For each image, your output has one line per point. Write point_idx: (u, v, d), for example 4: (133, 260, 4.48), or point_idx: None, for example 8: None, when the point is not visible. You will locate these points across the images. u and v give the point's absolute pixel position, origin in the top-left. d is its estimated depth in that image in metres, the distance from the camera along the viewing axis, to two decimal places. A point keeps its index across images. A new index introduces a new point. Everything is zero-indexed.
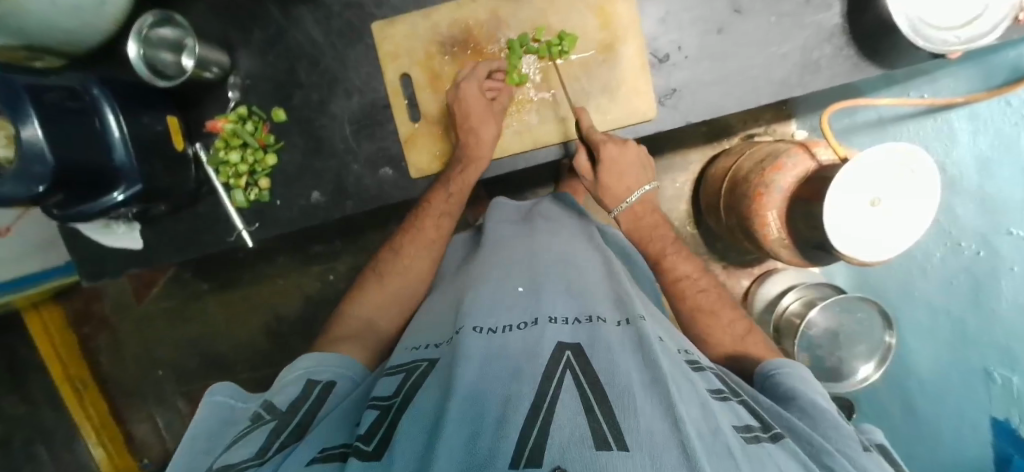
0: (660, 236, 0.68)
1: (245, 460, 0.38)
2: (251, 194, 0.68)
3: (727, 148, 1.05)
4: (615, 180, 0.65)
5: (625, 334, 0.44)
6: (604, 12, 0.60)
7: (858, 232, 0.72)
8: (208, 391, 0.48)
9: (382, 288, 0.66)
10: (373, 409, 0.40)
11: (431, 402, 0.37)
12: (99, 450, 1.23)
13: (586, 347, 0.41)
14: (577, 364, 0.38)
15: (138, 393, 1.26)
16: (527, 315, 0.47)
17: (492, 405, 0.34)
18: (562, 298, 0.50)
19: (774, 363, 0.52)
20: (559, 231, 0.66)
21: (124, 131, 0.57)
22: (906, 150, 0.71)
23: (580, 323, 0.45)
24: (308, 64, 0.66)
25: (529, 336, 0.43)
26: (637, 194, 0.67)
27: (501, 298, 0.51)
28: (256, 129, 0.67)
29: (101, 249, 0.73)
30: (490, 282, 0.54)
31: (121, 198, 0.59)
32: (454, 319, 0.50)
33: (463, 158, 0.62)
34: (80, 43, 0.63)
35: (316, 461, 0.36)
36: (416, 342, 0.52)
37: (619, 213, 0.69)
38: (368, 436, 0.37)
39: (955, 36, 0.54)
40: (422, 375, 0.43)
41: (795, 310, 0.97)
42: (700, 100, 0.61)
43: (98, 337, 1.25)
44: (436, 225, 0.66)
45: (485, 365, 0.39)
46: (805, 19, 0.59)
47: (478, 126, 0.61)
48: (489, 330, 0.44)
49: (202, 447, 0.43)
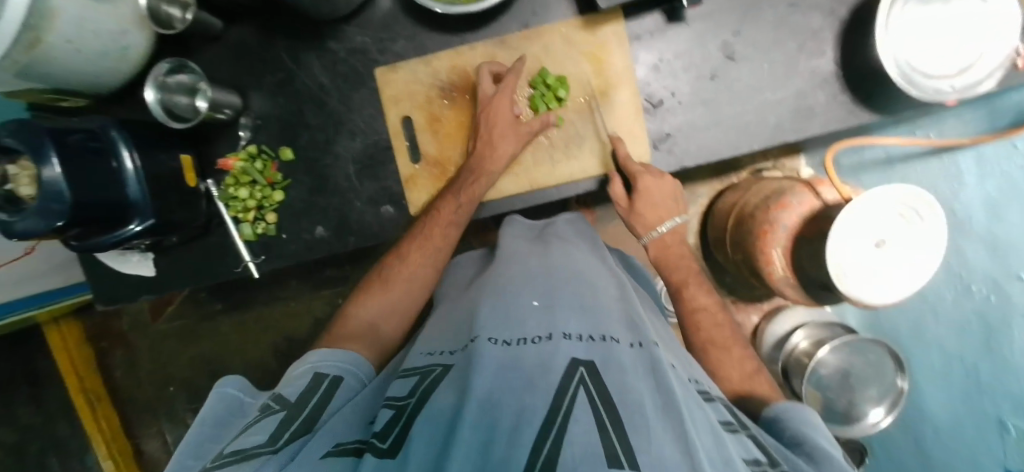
0: (686, 266, 0.66)
1: (256, 446, 0.39)
2: (258, 227, 0.71)
3: (733, 184, 1.04)
4: (649, 210, 0.63)
5: (638, 357, 0.43)
6: (597, 59, 0.62)
7: (861, 274, 0.70)
8: (217, 383, 0.51)
9: (384, 292, 0.65)
10: (389, 408, 0.40)
11: (447, 403, 0.37)
12: (108, 463, 1.26)
13: (599, 364, 0.39)
14: (591, 380, 0.37)
15: (150, 409, 1.29)
16: (542, 330, 0.45)
17: (506, 417, 0.33)
18: (578, 317, 0.48)
19: (779, 407, 0.49)
20: (575, 247, 0.66)
21: (138, 168, 0.60)
22: (909, 193, 0.70)
23: (593, 341, 0.43)
24: (315, 106, 0.69)
25: (543, 351, 0.41)
26: (668, 224, 0.65)
27: (515, 312, 0.49)
28: (265, 167, 0.70)
29: (115, 276, 0.76)
30: (503, 296, 0.52)
31: (137, 230, 0.62)
32: (466, 329, 0.50)
33: (473, 168, 0.62)
34: (105, 84, 0.67)
35: (331, 454, 0.36)
36: (431, 348, 0.52)
37: (649, 241, 0.67)
38: (385, 433, 0.37)
39: (951, 84, 0.55)
40: (437, 378, 0.43)
41: (805, 349, 0.94)
42: (694, 143, 0.62)
43: (114, 352, 1.29)
44: (442, 234, 0.64)
45: (500, 375, 0.37)
46: (798, 66, 0.60)
47: (499, 141, 0.61)
48: (504, 342, 0.43)
49: (212, 435, 0.45)
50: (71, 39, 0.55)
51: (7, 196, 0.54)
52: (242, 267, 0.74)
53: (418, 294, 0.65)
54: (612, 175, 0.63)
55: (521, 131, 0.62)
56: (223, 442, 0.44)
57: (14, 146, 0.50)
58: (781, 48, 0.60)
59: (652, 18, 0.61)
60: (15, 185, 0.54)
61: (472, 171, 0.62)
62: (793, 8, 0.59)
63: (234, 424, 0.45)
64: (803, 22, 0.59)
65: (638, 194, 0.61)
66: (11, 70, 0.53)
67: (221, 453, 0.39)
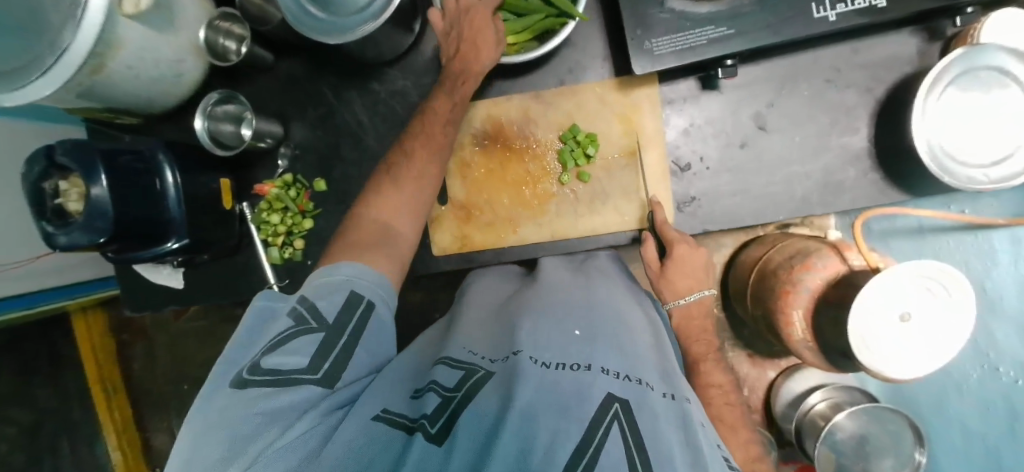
0: (707, 341, 0.65)
1: (297, 370, 0.42)
2: (286, 252, 0.73)
3: (760, 236, 1.04)
4: (679, 276, 0.63)
5: (671, 408, 0.42)
6: (629, 120, 0.63)
7: (883, 348, 0.69)
8: (258, 295, 0.52)
9: (395, 191, 0.60)
10: (436, 395, 0.42)
11: (491, 405, 0.39)
12: (116, 453, 1.28)
13: (634, 404, 0.39)
14: (625, 419, 0.37)
15: (162, 404, 1.33)
16: (582, 358, 0.45)
17: (541, 438, 0.34)
18: (616, 352, 0.47)
19: None
20: (614, 279, 0.61)
21: (180, 189, 0.63)
22: (940, 270, 0.69)
23: (629, 381, 0.43)
24: (352, 140, 0.72)
25: (580, 380, 0.41)
26: (695, 296, 0.64)
27: (555, 337, 0.48)
28: (299, 195, 0.73)
29: (148, 284, 0.79)
30: (546, 313, 0.52)
31: (173, 247, 0.64)
32: (507, 338, 0.49)
33: (462, 66, 0.60)
34: (157, 106, 0.71)
35: (381, 417, 0.40)
36: (474, 343, 0.52)
37: (675, 308, 0.65)
38: (433, 417, 0.39)
39: (985, 173, 0.54)
40: (483, 378, 0.44)
41: (821, 411, 0.91)
42: (719, 209, 0.62)
43: (135, 346, 1.33)
44: (442, 132, 0.62)
45: (541, 391, 0.39)
46: (830, 141, 0.60)
47: (480, 32, 0.59)
48: (544, 364, 0.43)
49: (249, 343, 0.46)
50: (131, 65, 0.58)
51: (54, 210, 0.56)
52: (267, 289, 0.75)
53: (427, 199, 0.62)
54: (646, 239, 0.63)
55: (498, 23, 0.60)
56: (256, 350, 0.45)
57: (68, 163, 0.52)
58: (813, 123, 0.61)
59: (687, 83, 0.62)
60: (64, 200, 0.57)
61: (450, 73, 0.60)
62: (830, 84, 0.60)
63: (264, 331, 0.47)
64: (838, 99, 0.60)
65: (673, 261, 0.61)
66: (73, 93, 0.55)
67: (257, 367, 0.42)
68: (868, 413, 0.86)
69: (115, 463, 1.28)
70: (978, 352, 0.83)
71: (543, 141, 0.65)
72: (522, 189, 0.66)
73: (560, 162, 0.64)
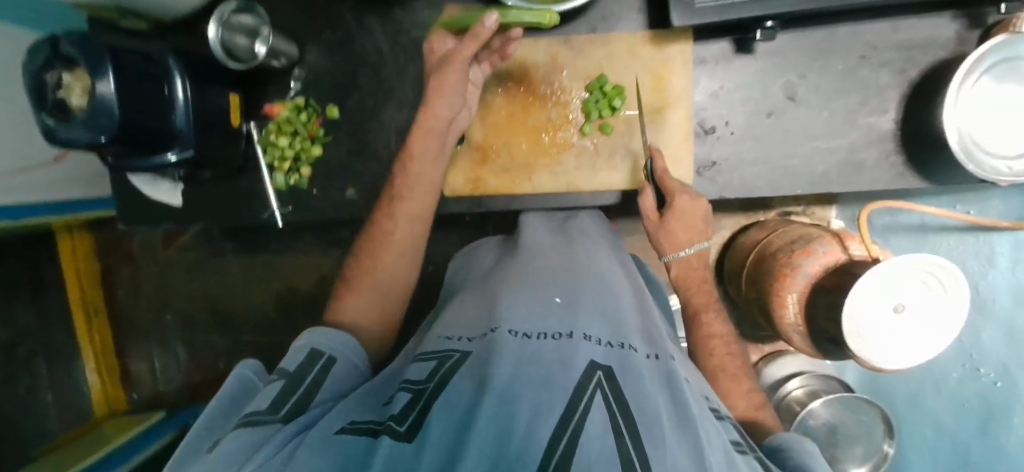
0: (708, 292, 0.62)
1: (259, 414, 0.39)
2: (291, 178, 0.73)
3: (760, 221, 1.05)
4: (680, 227, 0.59)
5: (654, 369, 0.41)
6: (659, 77, 0.62)
7: (878, 340, 0.70)
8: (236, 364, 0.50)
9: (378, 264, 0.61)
10: (406, 392, 0.39)
11: (465, 388, 0.36)
12: (93, 376, 1.28)
13: (617, 371, 0.38)
14: (609, 386, 0.35)
15: (143, 332, 1.31)
16: (563, 326, 0.43)
17: (524, 407, 0.32)
18: (599, 318, 0.46)
19: (781, 438, 0.48)
20: (595, 240, 0.61)
21: (189, 98, 0.59)
22: (940, 265, 0.68)
23: (612, 347, 0.41)
24: (369, 70, 0.70)
25: (562, 348, 0.39)
26: (696, 248, 0.60)
27: (535, 309, 0.46)
28: (309, 120, 0.71)
29: (143, 198, 0.77)
30: (527, 288, 0.50)
31: (173, 159, 0.60)
32: (488, 316, 0.48)
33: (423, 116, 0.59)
34: (166, 11, 0.67)
35: (346, 431, 0.35)
36: (449, 332, 0.50)
37: (672, 260, 0.62)
38: (402, 416, 0.35)
39: (1008, 166, 0.53)
40: (455, 365, 0.41)
41: (798, 397, 0.93)
42: (739, 177, 0.62)
43: (119, 272, 1.30)
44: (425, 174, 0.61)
45: (520, 366, 0.36)
46: (857, 120, 0.60)
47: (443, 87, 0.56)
48: (524, 336, 0.41)
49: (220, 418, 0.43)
50: None
51: (55, 104, 0.50)
52: (267, 213, 0.74)
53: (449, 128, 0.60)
54: (644, 187, 0.60)
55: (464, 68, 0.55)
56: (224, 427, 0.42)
57: (74, 55, 0.48)
58: (843, 99, 0.60)
59: (721, 45, 0.61)
60: (66, 94, 0.50)
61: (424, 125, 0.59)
62: (864, 61, 0.59)
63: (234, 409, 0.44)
64: (871, 77, 0.59)
65: (672, 214, 0.58)
66: None
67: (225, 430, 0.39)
68: (843, 402, 0.88)
69: (92, 385, 1.28)
70: (962, 351, 0.85)
71: (567, 89, 0.64)
72: (541, 136, 0.65)
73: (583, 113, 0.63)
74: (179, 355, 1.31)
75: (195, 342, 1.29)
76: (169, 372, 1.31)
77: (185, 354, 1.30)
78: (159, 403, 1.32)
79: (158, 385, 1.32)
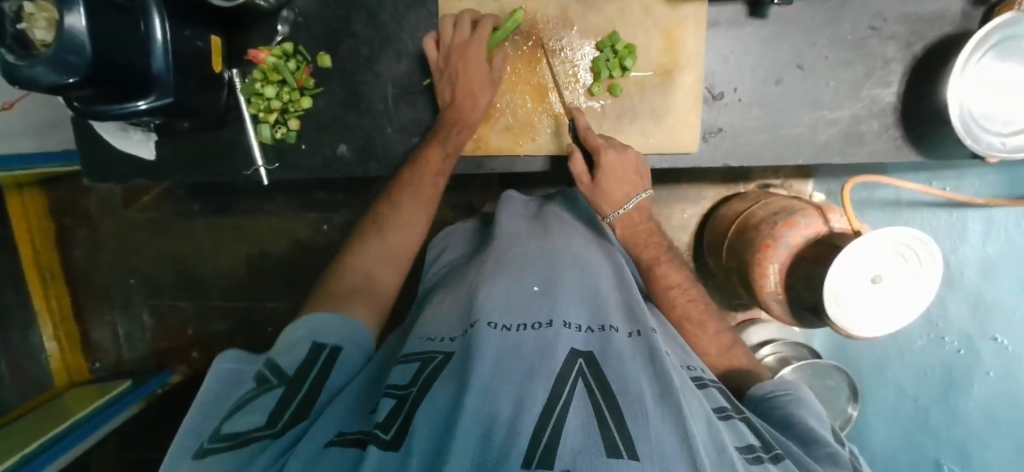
0: (656, 243, 0.64)
1: (255, 429, 0.37)
2: (278, 132, 0.68)
3: (739, 193, 1.07)
4: (614, 184, 0.61)
5: (636, 346, 0.41)
6: (672, 38, 0.60)
7: (855, 309, 0.73)
8: (217, 357, 0.47)
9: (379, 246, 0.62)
10: (389, 397, 0.36)
11: (448, 386, 0.34)
12: (52, 344, 1.21)
13: (597, 356, 0.38)
14: (590, 373, 0.36)
15: (104, 297, 1.24)
16: (543, 316, 0.42)
17: (504, 406, 0.31)
18: (578, 303, 0.46)
19: (770, 386, 0.51)
20: (568, 229, 0.62)
21: (167, 38, 0.53)
22: (914, 239, 0.71)
23: (592, 332, 0.42)
24: (365, 17, 0.65)
25: (542, 337, 0.39)
26: (633, 202, 0.62)
27: (517, 297, 0.45)
28: (298, 69, 0.67)
29: (107, 149, 0.71)
30: (504, 276, 0.49)
31: (145, 107, 0.55)
32: (467, 310, 0.46)
33: (454, 119, 0.61)
34: None
35: (333, 444, 0.34)
36: (430, 332, 0.47)
37: (613, 219, 0.64)
38: (388, 423, 0.33)
39: (1002, 141, 0.55)
40: (440, 365, 0.39)
41: (770, 363, 0.95)
42: (743, 144, 0.62)
43: (77, 231, 1.22)
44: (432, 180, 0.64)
45: (500, 359, 0.35)
46: (862, 91, 0.60)
47: (478, 92, 0.60)
48: (503, 327, 0.40)
49: (212, 412, 0.42)
50: None
51: (15, 37, 0.44)
52: (252, 170, 0.70)
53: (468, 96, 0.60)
54: (572, 151, 0.61)
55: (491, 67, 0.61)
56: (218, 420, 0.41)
57: None
58: (850, 69, 0.60)
59: (734, 8, 0.60)
60: (29, 26, 0.44)
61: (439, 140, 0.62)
62: (873, 32, 0.59)
63: (231, 395, 0.43)
64: (877, 48, 0.59)
65: (604, 171, 0.60)
66: None
67: (220, 433, 0.37)
68: (812, 368, 0.91)
69: (51, 352, 1.21)
70: (928, 322, 0.89)
71: (575, 46, 0.62)
72: (546, 94, 0.63)
73: (593, 75, 0.62)
74: (145, 321, 1.25)
75: (164, 307, 1.23)
76: (135, 339, 1.25)
77: (151, 319, 1.24)
78: (125, 370, 1.25)
79: (122, 352, 1.26)
